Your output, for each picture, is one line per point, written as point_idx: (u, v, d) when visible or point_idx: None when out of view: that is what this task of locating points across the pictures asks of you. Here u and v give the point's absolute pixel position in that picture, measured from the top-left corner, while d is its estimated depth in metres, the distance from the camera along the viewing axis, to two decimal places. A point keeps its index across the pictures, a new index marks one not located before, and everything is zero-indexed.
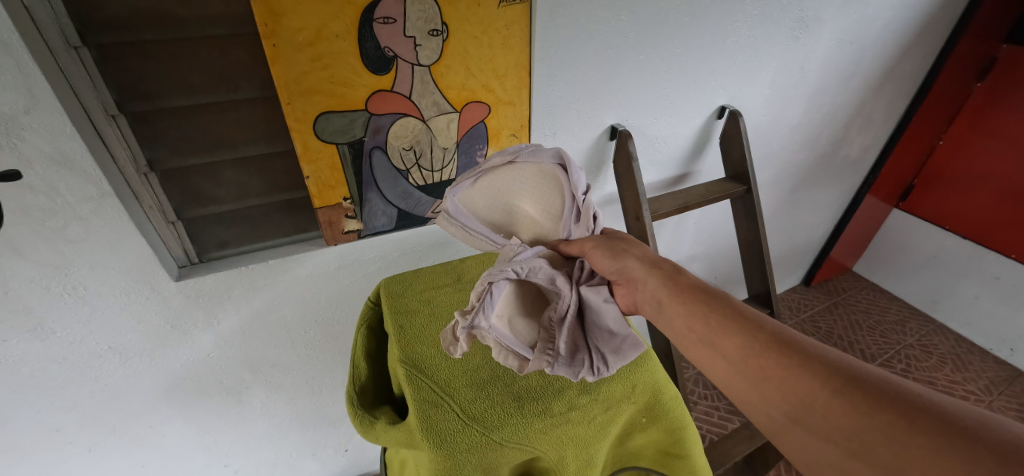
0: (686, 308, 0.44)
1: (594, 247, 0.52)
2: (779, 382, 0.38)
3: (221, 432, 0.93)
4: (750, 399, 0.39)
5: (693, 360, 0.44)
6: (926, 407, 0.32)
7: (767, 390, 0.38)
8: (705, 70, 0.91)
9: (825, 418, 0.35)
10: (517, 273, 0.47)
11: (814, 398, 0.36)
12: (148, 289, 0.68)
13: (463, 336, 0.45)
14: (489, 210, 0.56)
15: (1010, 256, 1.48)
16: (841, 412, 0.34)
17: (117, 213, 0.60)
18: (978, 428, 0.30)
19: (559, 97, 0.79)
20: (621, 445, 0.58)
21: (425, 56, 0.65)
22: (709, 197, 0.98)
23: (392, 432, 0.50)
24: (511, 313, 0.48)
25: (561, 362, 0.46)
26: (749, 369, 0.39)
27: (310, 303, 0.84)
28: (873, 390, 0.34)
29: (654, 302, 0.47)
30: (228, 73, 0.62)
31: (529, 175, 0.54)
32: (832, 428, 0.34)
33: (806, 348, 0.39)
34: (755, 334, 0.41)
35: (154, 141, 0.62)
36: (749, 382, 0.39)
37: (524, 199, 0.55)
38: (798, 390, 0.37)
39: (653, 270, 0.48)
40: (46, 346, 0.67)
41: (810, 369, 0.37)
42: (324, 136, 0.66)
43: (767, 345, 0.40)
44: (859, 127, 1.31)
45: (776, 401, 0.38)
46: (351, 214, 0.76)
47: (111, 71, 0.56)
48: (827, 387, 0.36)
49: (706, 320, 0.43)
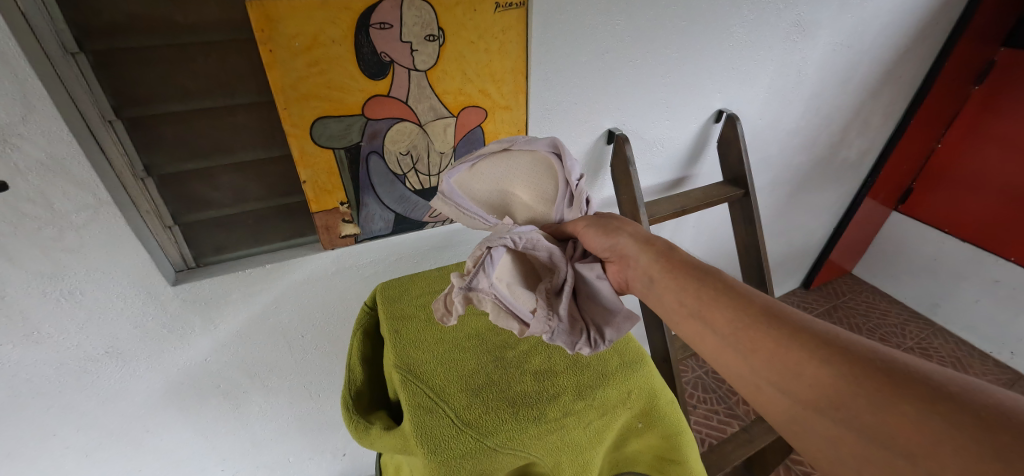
0: (679, 285, 0.44)
1: (586, 227, 0.52)
2: (768, 353, 0.38)
3: (219, 436, 0.93)
4: (739, 371, 0.39)
5: (683, 335, 0.44)
6: (914, 375, 0.32)
7: (756, 361, 0.38)
8: (702, 74, 0.91)
9: (813, 387, 0.35)
10: (515, 242, 0.48)
11: (802, 368, 0.36)
12: (145, 294, 0.68)
13: (461, 298, 0.46)
14: (484, 195, 0.57)
15: (1009, 259, 1.48)
16: (828, 381, 0.34)
17: (114, 219, 0.60)
18: (963, 394, 0.30)
19: (556, 102, 0.79)
20: (617, 450, 0.58)
21: (422, 61, 0.66)
22: (706, 201, 0.98)
23: (387, 438, 0.50)
24: (510, 281, 0.48)
25: (561, 329, 0.46)
26: (739, 341, 0.39)
27: (307, 308, 0.84)
28: (861, 359, 0.34)
29: (646, 278, 0.47)
30: (225, 79, 0.62)
31: (524, 162, 0.55)
32: (819, 396, 0.34)
33: (796, 322, 0.38)
34: (746, 307, 0.40)
35: (151, 146, 0.63)
36: (738, 353, 0.39)
37: (519, 186, 0.56)
38: (787, 360, 0.36)
39: (647, 247, 0.48)
40: (42, 350, 0.67)
41: (799, 340, 0.37)
42: (321, 141, 0.66)
43: (757, 318, 0.39)
44: (857, 130, 1.31)
45: (763, 371, 0.38)
46: (348, 219, 0.76)
47: (108, 77, 0.56)
48: (815, 357, 0.35)
49: (698, 295, 0.43)
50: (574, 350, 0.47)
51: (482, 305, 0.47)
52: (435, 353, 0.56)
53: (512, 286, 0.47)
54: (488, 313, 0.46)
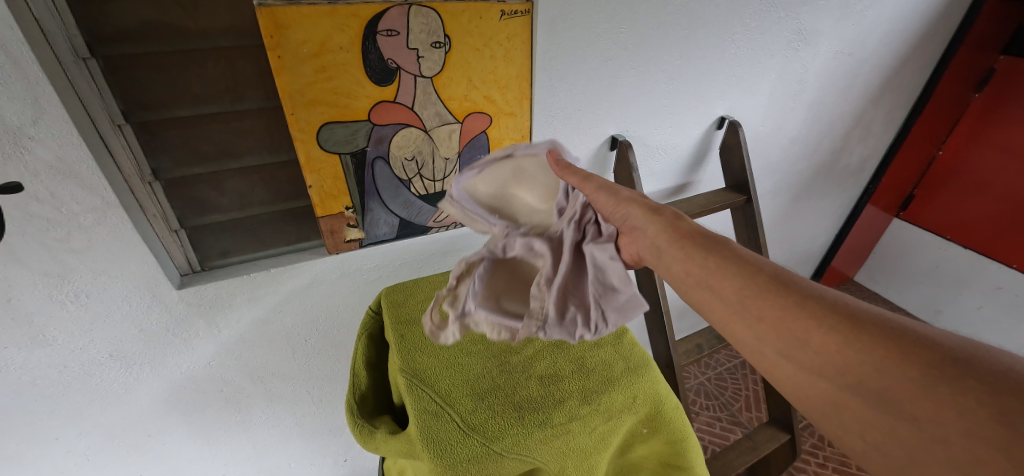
0: (687, 254, 0.44)
1: (597, 190, 0.51)
2: (774, 320, 0.38)
3: (221, 442, 0.93)
4: (744, 338, 0.40)
5: (691, 304, 0.45)
6: (920, 340, 0.33)
7: (762, 328, 0.39)
8: (705, 81, 0.92)
9: (820, 354, 0.36)
10: (492, 254, 0.50)
11: (809, 336, 0.36)
12: (150, 297, 0.68)
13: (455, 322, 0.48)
14: (489, 196, 0.57)
15: (1011, 266, 1.48)
16: (835, 348, 0.35)
17: (121, 223, 0.60)
18: (970, 358, 0.31)
19: (560, 108, 0.80)
20: (621, 456, 0.58)
21: (428, 68, 0.66)
22: (709, 207, 0.98)
23: (392, 442, 0.50)
24: (494, 292, 0.50)
25: (555, 323, 0.47)
26: (747, 309, 0.40)
27: (310, 313, 0.84)
28: (869, 324, 0.35)
29: (654, 249, 0.47)
30: (233, 84, 0.62)
31: (523, 172, 0.56)
32: (824, 364, 0.35)
33: (804, 288, 0.39)
34: (753, 275, 0.41)
35: (159, 150, 0.63)
36: (745, 321, 0.40)
37: (521, 187, 0.56)
38: (795, 327, 0.37)
39: (653, 217, 0.48)
40: (45, 353, 0.67)
41: (807, 307, 0.37)
42: (327, 146, 0.67)
43: (765, 286, 0.40)
44: (859, 137, 1.32)
45: (769, 338, 0.38)
46: (353, 223, 0.76)
47: (119, 83, 0.57)
48: (822, 325, 0.36)
49: (704, 263, 0.43)
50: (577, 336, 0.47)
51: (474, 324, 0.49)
52: (441, 357, 0.56)
53: (497, 298, 0.49)
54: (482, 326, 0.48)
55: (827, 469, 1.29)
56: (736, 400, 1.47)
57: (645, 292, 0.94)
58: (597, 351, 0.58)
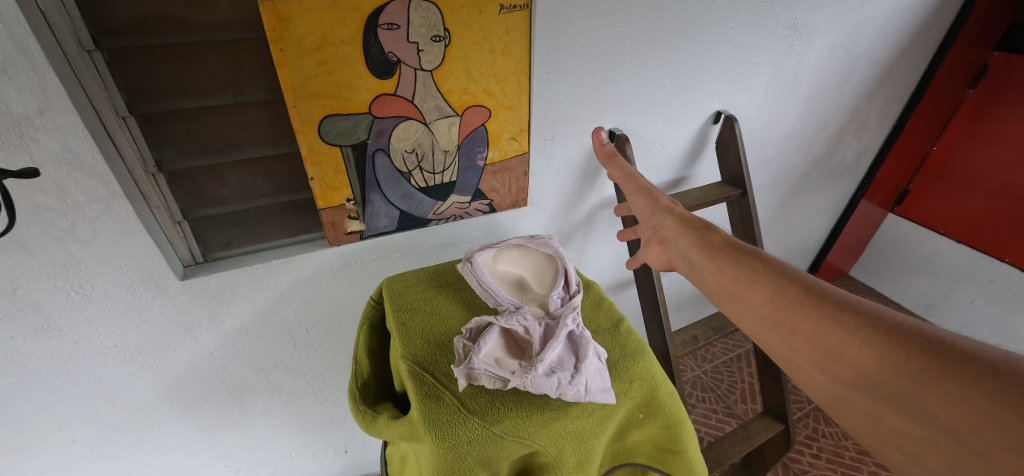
0: (720, 269, 0.58)
1: (637, 197, 0.74)
2: (807, 334, 0.49)
3: (223, 432, 0.94)
4: (782, 348, 0.51)
5: (729, 312, 0.57)
6: (953, 354, 0.40)
7: (795, 339, 0.49)
8: (701, 75, 0.93)
9: (854, 366, 0.44)
10: (496, 320, 0.53)
11: (842, 349, 0.46)
12: (154, 288, 0.69)
13: (463, 377, 0.49)
14: (504, 280, 0.63)
15: (1003, 260, 1.50)
16: (871, 361, 0.43)
17: (125, 214, 0.61)
18: (1010, 371, 0.38)
19: (558, 101, 0.81)
20: (618, 441, 0.59)
21: (428, 61, 0.67)
22: (705, 200, 0.99)
23: (394, 426, 0.51)
24: (497, 355, 0.51)
25: (547, 369, 0.48)
26: (781, 322, 0.51)
27: (311, 304, 0.85)
28: (902, 340, 0.43)
29: (686, 260, 0.64)
30: (236, 77, 0.63)
31: (525, 251, 0.65)
32: (859, 374, 0.44)
33: (835, 304, 0.49)
34: (786, 291, 0.52)
35: (162, 142, 0.64)
36: (782, 333, 0.51)
37: (524, 272, 0.63)
38: (828, 340, 0.47)
39: (684, 232, 0.65)
40: (50, 343, 0.68)
41: (840, 322, 0.47)
42: (329, 138, 0.68)
43: (798, 302, 0.51)
44: (853, 132, 1.33)
45: (804, 350, 0.49)
46: (354, 215, 0.77)
47: (123, 75, 0.57)
48: (855, 339, 0.45)
49: (737, 278, 0.56)
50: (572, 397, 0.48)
51: (479, 380, 0.49)
52: (441, 343, 0.57)
53: (497, 358, 0.50)
54: (484, 384, 0.48)
55: (821, 459, 1.31)
56: (732, 392, 1.49)
57: (642, 284, 0.96)
58: (595, 338, 0.59)
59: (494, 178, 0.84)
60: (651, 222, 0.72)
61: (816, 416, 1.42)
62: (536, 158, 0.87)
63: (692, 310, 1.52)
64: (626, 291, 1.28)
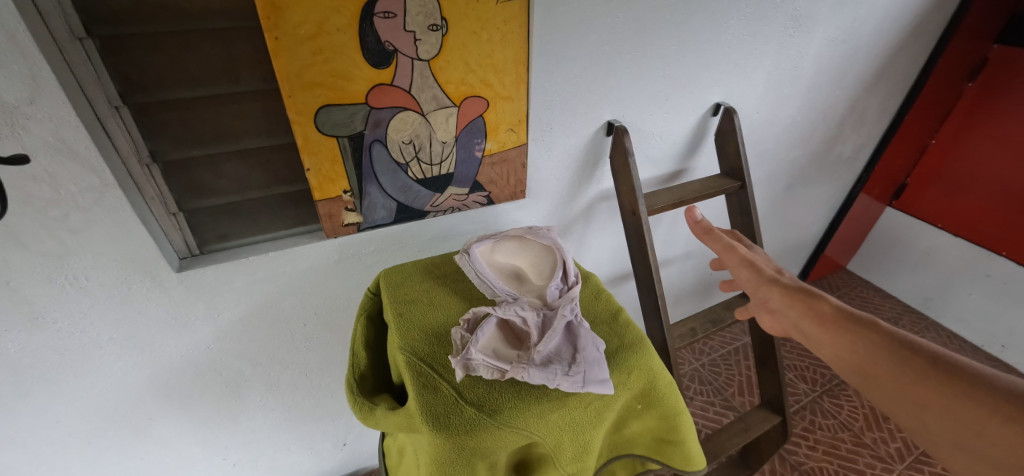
0: (833, 340, 0.52)
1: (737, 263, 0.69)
2: (940, 410, 0.41)
3: (221, 425, 0.94)
4: (913, 427, 0.44)
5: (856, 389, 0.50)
6: None
7: (925, 415, 0.42)
8: (701, 67, 0.93)
9: (999, 447, 0.37)
10: (494, 311, 0.53)
11: (981, 426, 0.38)
12: (149, 280, 0.69)
13: (461, 368, 0.48)
14: (503, 272, 0.62)
15: (1000, 254, 1.51)
16: (1018, 440, 0.36)
17: (119, 205, 0.60)
18: None
19: (556, 92, 0.80)
20: (617, 432, 0.59)
21: (425, 51, 0.66)
22: (703, 193, 0.98)
23: (391, 417, 0.51)
24: (495, 345, 0.50)
25: (545, 360, 0.48)
26: (902, 395, 0.44)
27: (308, 297, 0.84)
28: None
29: (800, 331, 0.58)
30: (231, 66, 0.63)
31: (524, 243, 0.64)
32: (1008, 456, 0.36)
33: (971, 375, 0.41)
34: (907, 361, 0.45)
35: (156, 133, 0.63)
36: (908, 409, 0.44)
37: (522, 263, 0.63)
38: (960, 416, 0.40)
39: (794, 303, 0.59)
40: (46, 335, 0.67)
41: (972, 395, 0.40)
42: (325, 129, 0.67)
43: (920, 372, 0.44)
44: (852, 125, 1.33)
45: (938, 430, 0.41)
46: (351, 207, 0.77)
47: (116, 63, 0.57)
48: (993, 415, 0.38)
49: (854, 348, 0.50)
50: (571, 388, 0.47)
51: (477, 370, 0.49)
52: (439, 335, 0.56)
53: (495, 349, 0.50)
54: (482, 374, 0.48)
55: (817, 451, 1.32)
56: (730, 385, 1.50)
57: (641, 276, 0.96)
58: (594, 330, 0.59)
59: (492, 170, 0.84)
60: (758, 294, 0.66)
61: (813, 408, 1.43)
62: (534, 150, 0.86)
63: (691, 303, 1.52)
64: (624, 284, 1.28)
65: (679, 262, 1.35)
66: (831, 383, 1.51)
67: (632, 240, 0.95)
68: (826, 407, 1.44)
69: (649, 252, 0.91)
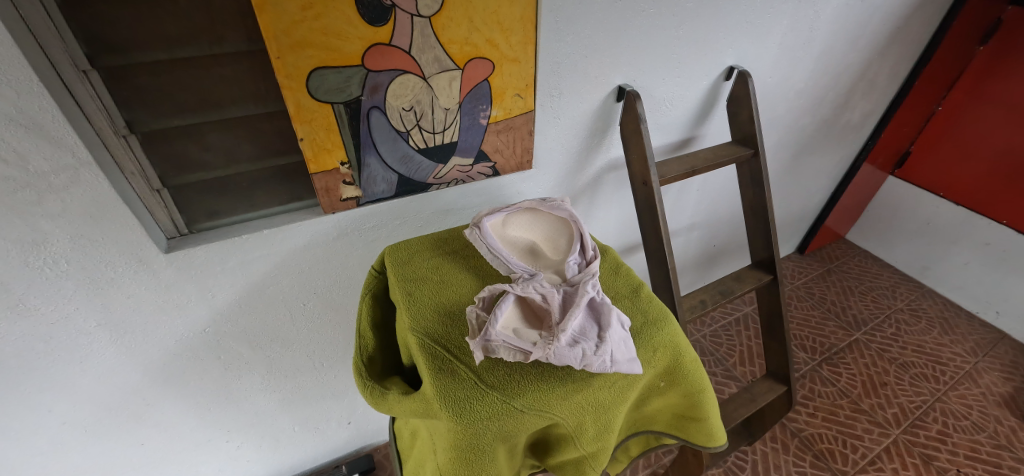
0: None
1: None
2: None
3: (221, 409, 0.92)
4: None
5: None
6: None
7: None
8: (716, 26, 0.87)
9: None
10: (513, 288, 0.49)
11: None
12: (136, 262, 0.64)
13: (481, 350, 0.45)
14: (520, 250, 0.59)
15: (1001, 221, 1.50)
16: None
17: (97, 183, 0.55)
18: None
19: (565, 54, 0.75)
20: (638, 410, 0.58)
21: (426, 6, 0.60)
22: (715, 161, 0.94)
23: (405, 402, 0.48)
24: (515, 325, 0.47)
25: (569, 341, 0.45)
26: None
27: (307, 277, 0.80)
28: None
29: None
30: (211, 24, 0.56)
31: (537, 215, 0.61)
32: None
33: None
34: None
35: (131, 100, 0.57)
36: None
37: (539, 239, 0.60)
38: None
39: None
40: (25, 322, 0.63)
41: None
42: (319, 94, 0.61)
43: None
44: (862, 91, 1.28)
45: None
46: (349, 180, 0.72)
47: (79, 21, 0.50)
48: None
49: None
50: (597, 368, 0.45)
51: (497, 353, 0.46)
52: (451, 316, 0.53)
53: (516, 328, 0.47)
54: (505, 358, 0.45)
55: (817, 418, 1.33)
56: (732, 355, 1.50)
57: (651, 248, 0.93)
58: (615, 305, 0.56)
59: (497, 138, 0.79)
60: None
61: (813, 376, 1.45)
62: (540, 116, 0.81)
63: (694, 274, 1.51)
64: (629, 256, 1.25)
65: (684, 233, 1.32)
66: (830, 351, 1.53)
67: (641, 211, 0.92)
68: (825, 374, 1.45)
69: (660, 223, 0.88)
